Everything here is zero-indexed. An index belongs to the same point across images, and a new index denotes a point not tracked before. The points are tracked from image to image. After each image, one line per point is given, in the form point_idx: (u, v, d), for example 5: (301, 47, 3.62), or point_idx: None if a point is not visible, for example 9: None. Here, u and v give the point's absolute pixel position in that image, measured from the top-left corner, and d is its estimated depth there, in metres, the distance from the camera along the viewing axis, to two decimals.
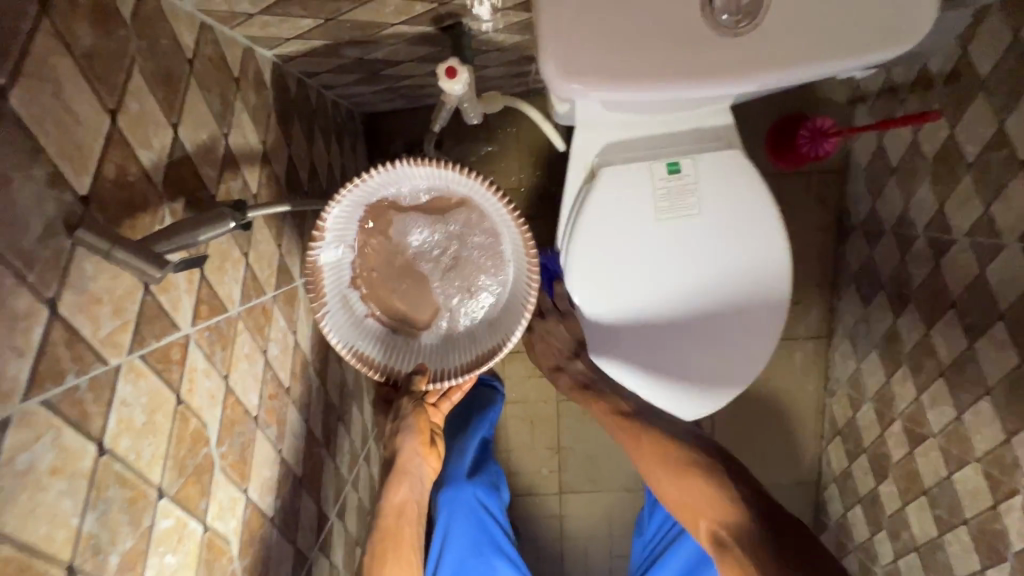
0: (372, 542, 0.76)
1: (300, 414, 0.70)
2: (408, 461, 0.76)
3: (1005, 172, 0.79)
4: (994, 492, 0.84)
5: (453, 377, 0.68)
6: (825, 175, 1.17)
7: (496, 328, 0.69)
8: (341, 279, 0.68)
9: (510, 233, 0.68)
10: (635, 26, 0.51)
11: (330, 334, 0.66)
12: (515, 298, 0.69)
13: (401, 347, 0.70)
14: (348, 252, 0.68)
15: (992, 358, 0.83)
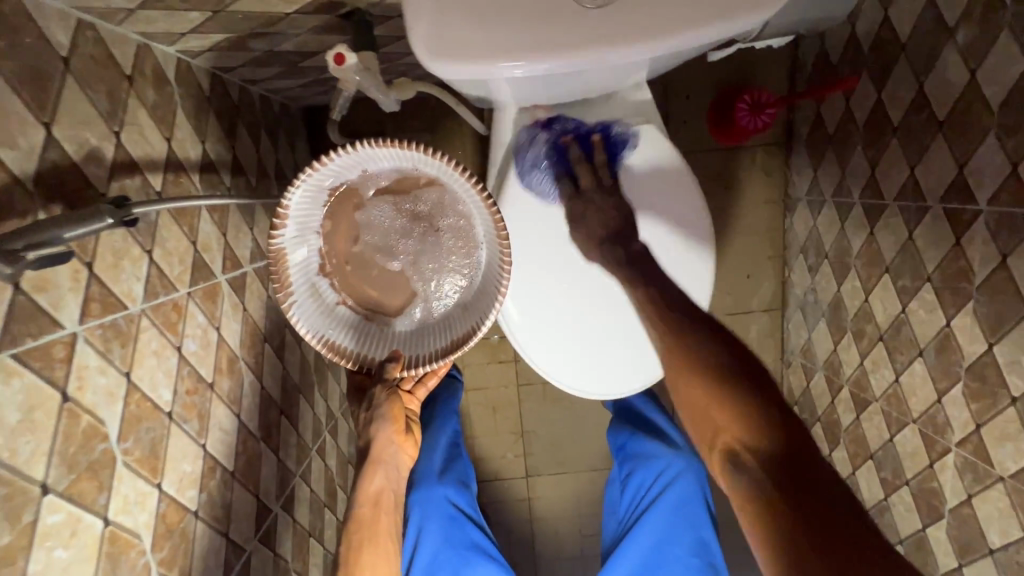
0: (347, 536, 0.72)
1: (229, 408, 0.71)
2: (382, 449, 0.74)
3: (926, 135, 0.80)
4: (930, 452, 0.85)
5: (428, 363, 0.71)
6: (769, 147, 1.17)
7: (470, 314, 0.72)
8: (308, 268, 0.70)
9: (480, 217, 0.70)
10: (498, 5, 0.52)
11: (299, 324, 0.67)
12: (487, 282, 0.72)
13: (375, 335, 0.73)
14: (315, 239, 0.70)
15: (923, 319, 0.84)
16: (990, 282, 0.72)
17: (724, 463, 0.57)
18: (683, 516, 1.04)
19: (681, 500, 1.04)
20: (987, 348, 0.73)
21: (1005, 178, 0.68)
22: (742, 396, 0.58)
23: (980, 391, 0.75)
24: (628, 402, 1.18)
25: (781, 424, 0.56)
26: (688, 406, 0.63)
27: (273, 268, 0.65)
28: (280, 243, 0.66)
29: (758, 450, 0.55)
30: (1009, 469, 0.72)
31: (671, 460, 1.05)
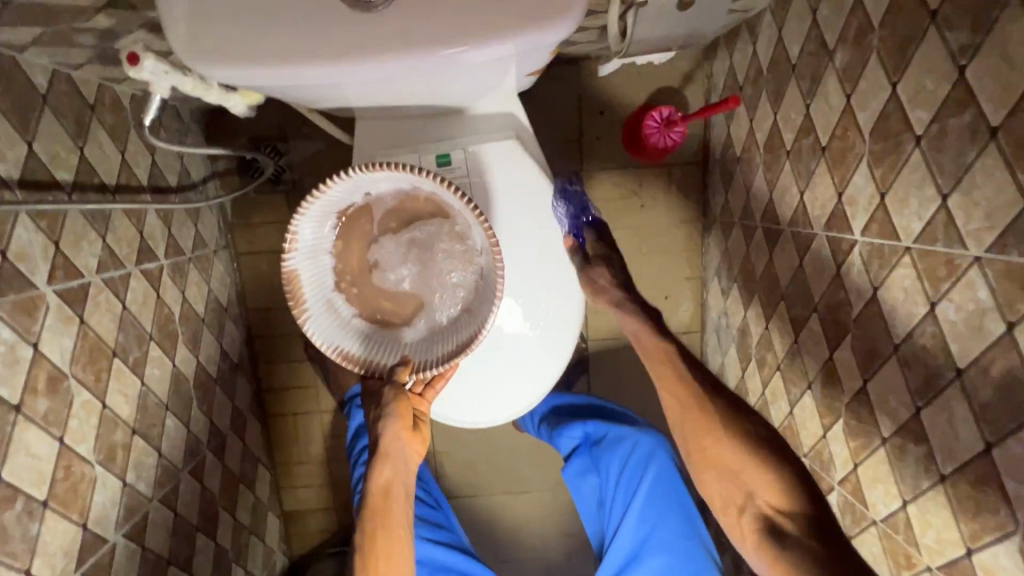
0: (361, 524, 0.72)
1: (47, 431, 0.65)
2: (389, 444, 0.73)
3: (812, 159, 0.77)
4: (818, 489, 0.82)
5: (436, 367, 0.65)
6: (687, 166, 1.15)
7: (476, 316, 0.65)
8: (324, 284, 0.64)
9: (476, 229, 0.64)
10: (265, 6, 0.49)
11: (314, 334, 0.62)
12: (490, 283, 0.65)
13: (385, 340, 0.66)
14: (329, 258, 0.65)
15: (812, 350, 0.81)
16: (863, 315, 0.69)
17: (760, 532, 0.71)
18: (665, 502, 0.99)
19: (657, 484, 0.98)
20: (861, 384, 0.70)
21: (875, 208, 0.65)
22: (772, 465, 0.72)
23: (857, 429, 0.72)
24: (570, 401, 1.11)
25: (764, 437, 0.74)
26: (707, 456, 0.76)
27: (285, 284, 0.61)
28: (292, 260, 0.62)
29: (794, 518, 0.69)
30: (881, 513, 0.69)
31: (635, 444, 1.00)
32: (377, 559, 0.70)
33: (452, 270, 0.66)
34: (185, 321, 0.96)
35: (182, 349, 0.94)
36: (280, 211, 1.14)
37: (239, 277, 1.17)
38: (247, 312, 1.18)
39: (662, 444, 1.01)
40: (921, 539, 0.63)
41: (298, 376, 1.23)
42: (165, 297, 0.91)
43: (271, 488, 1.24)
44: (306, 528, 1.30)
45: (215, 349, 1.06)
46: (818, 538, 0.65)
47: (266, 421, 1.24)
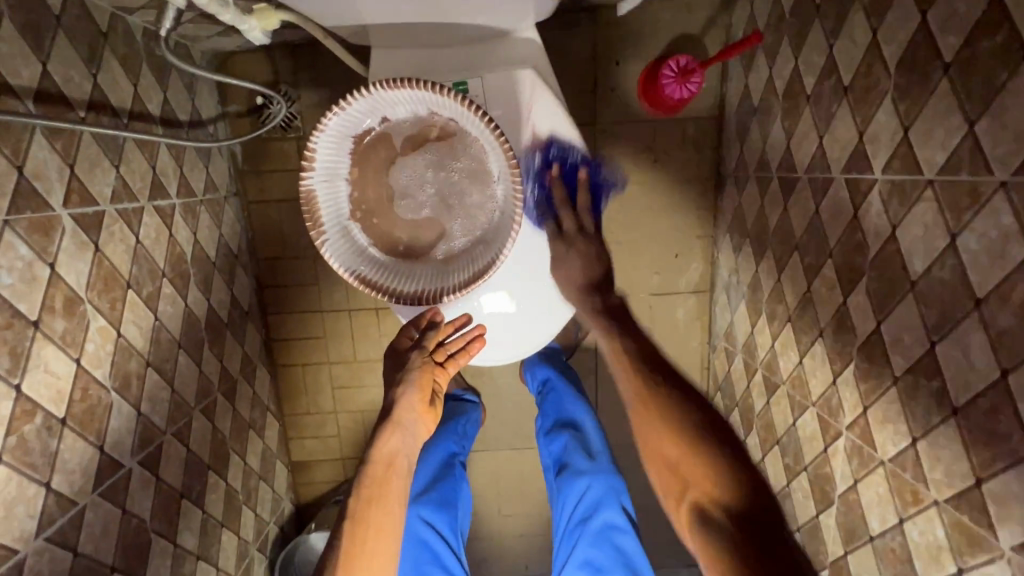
0: (359, 488, 0.77)
1: (65, 351, 0.66)
2: (402, 412, 0.81)
3: (834, 101, 0.75)
4: (825, 436, 0.82)
5: (452, 295, 0.65)
6: (702, 122, 1.13)
7: (491, 245, 0.66)
8: (340, 210, 0.65)
9: (495, 154, 0.64)
10: None
11: (331, 259, 0.64)
12: (507, 212, 0.65)
13: (401, 269, 0.67)
14: (345, 184, 0.65)
15: (825, 298, 0.81)
16: (881, 256, 0.68)
17: (692, 518, 0.66)
18: (606, 543, 0.96)
19: (600, 526, 0.97)
20: (875, 326, 0.70)
21: (897, 144, 0.64)
22: (723, 476, 0.65)
23: (869, 371, 0.72)
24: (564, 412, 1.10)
25: (733, 453, 0.67)
26: (656, 441, 0.72)
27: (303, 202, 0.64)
28: (311, 182, 0.63)
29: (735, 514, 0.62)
30: (889, 453, 0.69)
31: (586, 482, 0.99)
32: (370, 524, 0.74)
33: (468, 200, 0.66)
34: (197, 262, 0.97)
35: (193, 289, 0.95)
36: (290, 160, 1.14)
37: (250, 226, 1.17)
38: (257, 261, 1.19)
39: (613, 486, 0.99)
40: (929, 475, 0.63)
41: (307, 327, 1.23)
42: (178, 236, 0.91)
43: (280, 437, 1.25)
44: (313, 478, 1.32)
45: (226, 295, 1.06)
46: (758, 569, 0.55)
47: (275, 371, 1.25)
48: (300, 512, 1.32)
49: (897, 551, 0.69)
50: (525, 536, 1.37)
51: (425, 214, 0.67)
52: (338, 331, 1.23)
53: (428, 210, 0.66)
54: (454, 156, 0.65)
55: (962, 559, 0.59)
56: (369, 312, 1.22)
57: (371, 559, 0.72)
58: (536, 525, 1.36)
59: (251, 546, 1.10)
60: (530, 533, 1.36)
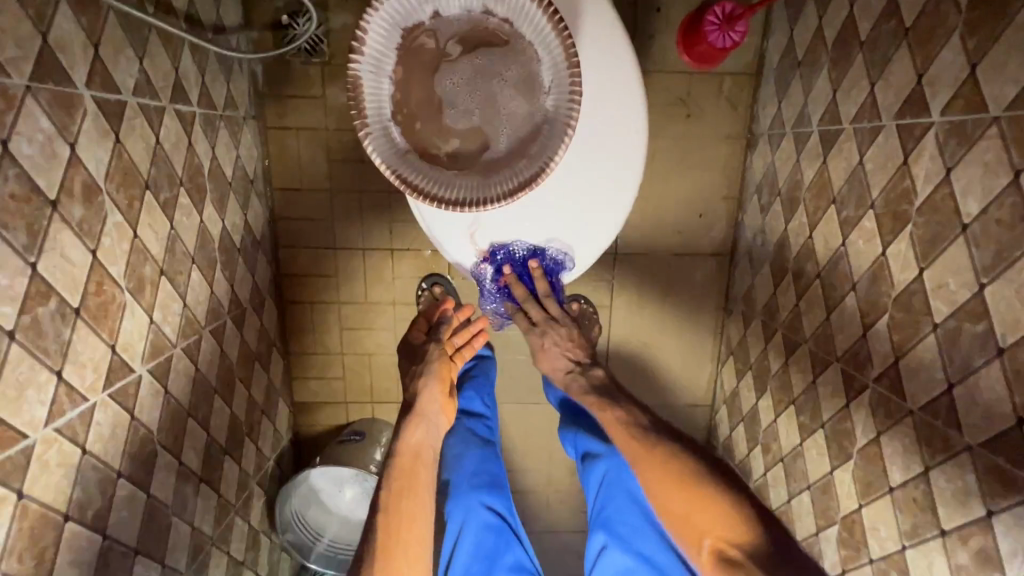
0: (388, 483, 0.77)
1: (82, 240, 0.63)
2: (425, 405, 0.86)
3: (891, 45, 0.73)
4: (848, 391, 0.82)
5: (497, 202, 0.67)
6: (739, 78, 1.11)
7: (539, 155, 0.67)
8: (386, 107, 0.65)
9: (548, 61, 0.65)
10: None
11: (379, 155, 0.64)
12: (556, 121, 0.67)
13: (445, 174, 0.67)
14: (391, 79, 0.65)
15: (860, 251, 0.79)
16: (929, 201, 0.67)
17: (715, 566, 0.61)
18: (643, 522, 0.88)
19: (629, 502, 0.89)
20: (916, 275, 0.69)
21: (962, 83, 0.63)
22: (726, 504, 0.65)
23: (904, 321, 0.71)
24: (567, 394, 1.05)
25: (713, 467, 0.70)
26: (658, 503, 0.69)
27: (351, 95, 0.63)
28: (359, 77, 0.63)
29: (746, 551, 0.60)
30: (920, 402, 0.69)
31: (603, 464, 0.91)
32: (405, 514, 0.73)
33: (515, 111, 0.67)
34: (214, 178, 0.93)
35: (208, 206, 0.92)
36: (313, 86, 1.10)
37: (266, 153, 1.13)
38: (271, 191, 1.15)
39: (629, 462, 0.91)
40: (964, 420, 0.62)
41: (319, 264, 1.20)
42: (196, 147, 0.88)
43: (284, 375, 1.23)
44: (315, 420, 1.30)
45: (240, 220, 1.03)
46: (778, 563, 0.57)
47: (283, 307, 1.22)
48: (298, 452, 1.30)
49: (918, 500, 0.69)
50: (524, 490, 1.37)
51: (471, 122, 0.67)
52: (351, 270, 1.21)
53: (475, 117, 0.67)
54: (505, 63, 0.66)
55: (992, 501, 0.59)
56: (385, 252, 1.19)
57: (409, 546, 0.70)
58: (537, 480, 1.36)
59: (251, 479, 1.08)
60: (529, 488, 1.36)
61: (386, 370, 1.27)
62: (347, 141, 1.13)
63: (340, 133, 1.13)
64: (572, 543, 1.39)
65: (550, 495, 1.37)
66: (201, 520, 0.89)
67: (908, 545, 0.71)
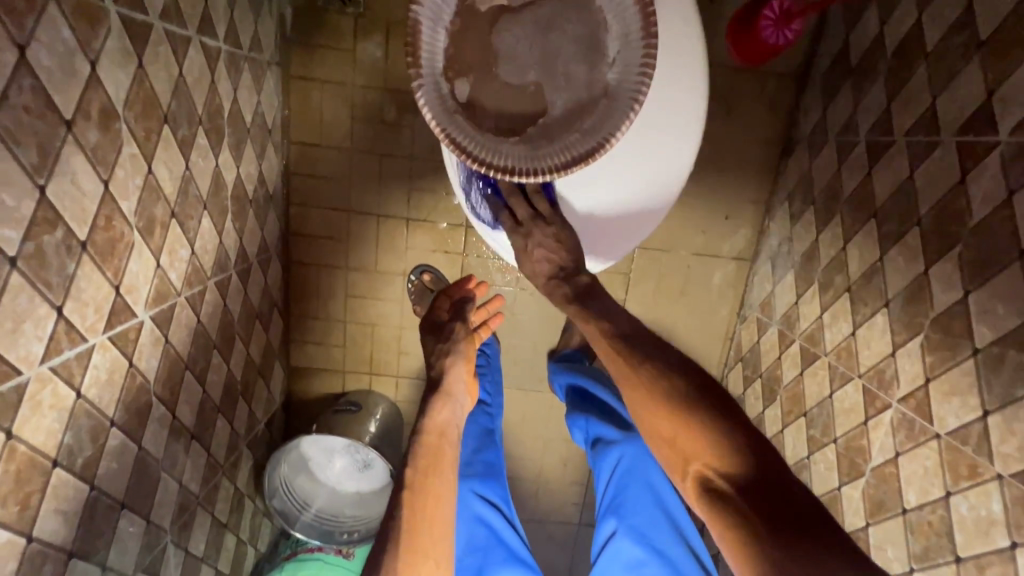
0: (414, 462, 0.76)
1: (95, 168, 0.58)
2: (451, 384, 0.85)
3: (961, 58, 0.71)
4: (868, 408, 0.80)
5: (549, 175, 0.65)
6: (783, 80, 1.09)
7: (595, 131, 0.65)
8: (440, 61, 0.62)
9: (618, 33, 0.64)
10: None
11: (429, 111, 0.62)
12: (618, 97, 0.64)
13: (495, 139, 0.65)
14: (447, 32, 0.62)
15: (899, 268, 0.77)
16: (986, 223, 0.65)
17: (697, 490, 0.60)
18: (657, 513, 0.88)
19: (643, 493, 0.88)
20: (960, 297, 0.67)
21: None
22: (709, 429, 0.62)
23: (941, 343, 0.69)
24: (575, 383, 1.05)
25: (700, 387, 0.66)
26: (646, 425, 0.67)
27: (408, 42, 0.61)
28: (418, 25, 0.60)
29: (732, 477, 0.58)
30: (947, 426, 0.67)
31: (619, 453, 0.91)
32: (431, 493, 0.73)
33: (574, 82, 0.65)
34: (232, 122, 0.88)
35: (224, 150, 0.86)
36: (343, 38, 1.05)
37: (286, 103, 1.08)
38: (287, 143, 1.10)
39: (645, 452, 0.91)
40: (996, 448, 0.61)
41: (330, 226, 1.15)
42: (218, 86, 0.82)
43: (282, 337, 1.19)
44: (310, 386, 1.26)
45: (254, 170, 0.98)
46: (768, 503, 0.55)
47: (287, 267, 1.17)
48: (289, 417, 1.27)
49: (934, 524, 0.68)
50: (515, 476, 1.35)
51: (528, 88, 0.65)
52: (364, 236, 1.16)
53: (532, 84, 0.65)
54: (570, 31, 0.64)
55: (1019, 533, 0.58)
56: (400, 221, 1.15)
57: (433, 524, 0.70)
58: (528, 468, 1.34)
59: (241, 440, 1.04)
60: (520, 475, 1.35)
61: (389, 342, 1.23)
62: (373, 99, 1.08)
63: (367, 91, 1.08)
64: (557, 534, 1.38)
65: (541, 483, 1.35)
66: (189, 478, 0.85)
67: (917, 568, 0.71)
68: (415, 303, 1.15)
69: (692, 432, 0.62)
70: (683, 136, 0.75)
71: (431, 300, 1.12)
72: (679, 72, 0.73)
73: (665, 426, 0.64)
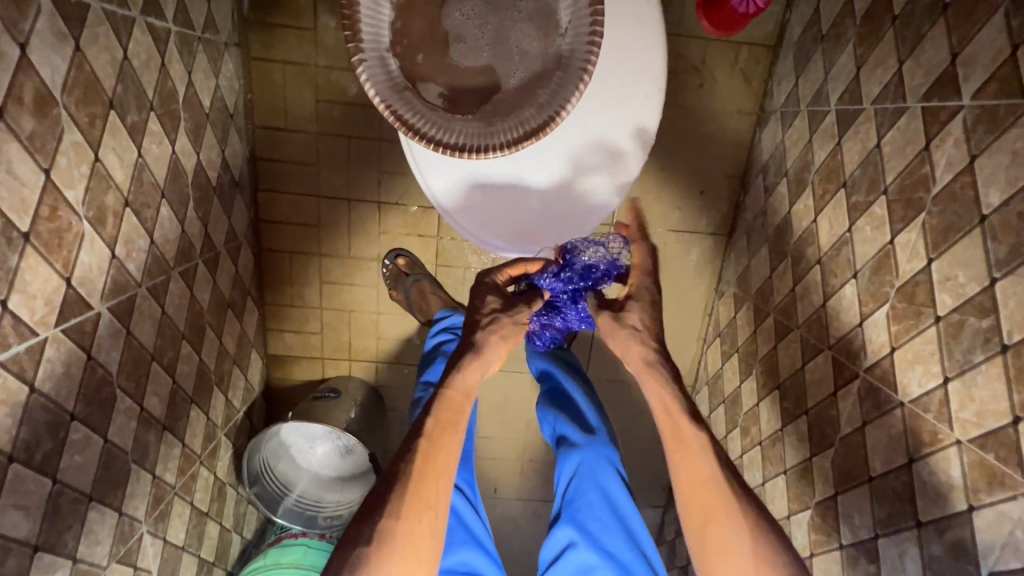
0: (436, 413, 0.73)
1: (33, 156, 0.56)
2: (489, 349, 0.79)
3: (927, 20, 0.69)
4: (837, 379, 0.81)
5: (501, 151, 0.64)
6: (756, 50, 1.07)
7: (548, 103, 0.64)
8: (382, 34, 0.61)
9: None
10: None
11: (372, 87, 0.61)
12: (570, 68, 0.63)
13: (444, 115, 0.63)
14: (389, 4, 0.61)
15: (867, 238, 0.77)
16: (949, 190, 0.64)
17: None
18: (613, 519, 0.88)
19: (601, 497, 0.89)
20: (924, 265, 0.67)
21: (999, 64, 0.59)
22: None
23: (905, 312, 0.69)
24: (552, 379, 1.06)
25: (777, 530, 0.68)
26: (701, 519, 0.69)
27: (347, 16, 0.59)
28: (356, 2, 0.59)
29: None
30: (911, 394, 0.68)
31: (579, 455, 0.92)
32: (443, 449, 0.71)
33: (525, 52, 0.64)
34: (189, 106, 0.86)
35: (182, 136, 0.84)
36: (304, 16, 1.02)
37: (248, 86, 1.05)
38: (251, 128, 1.08)
39: (604, 456, 0.92)
40: (956, 414, 0.62)
41: (301, 212, 1.14)
42: (170, 70, 0.80)
43: (257, 325, 1.18)
44: (289, 374, 1.26)
45: (217, 156, 0.96)
46: None
47: (258, 255, 1.16)
48: (269, 405, 1.27)
49: (897, 491, 0.69)
50: (498, 457, 1.36)
51: (478, 61, 0.63)
52: (335, 221, 1.14)
53: (482, 56, 0.63)
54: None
55: (975, 496, 0.59)
56: (371, 205, 1.13)
57: (440, 477, 0.70)
58: (512, 449, 1.35)
59: (218, 430, 1.04)
60: (504, 455, 1.36)
61: (366, 328, 1.23)
62: (338, 80, 1.06)
63: (331, 72, 1.05)
64: (542, 513, 1.39)
65: (524, 463, 1.36)
66: (163, 469, 0.85)
67: (881, 534, 0.72)
68: (389, 287, 1.15)
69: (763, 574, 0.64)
70: (647, 85, 0.74)
71: (406, 284, 1.12)
72: (634, 29, 0.73)
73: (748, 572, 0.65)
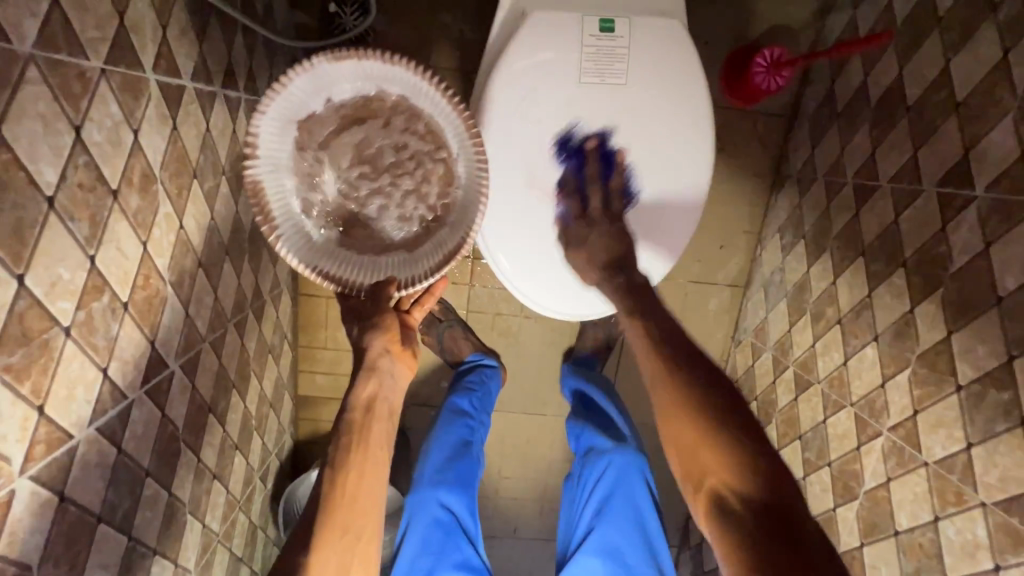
0: (336, 441, 0.66)
1: (136, 232, 0.60)
2: (377, 358, 0.73)
3: (938, 115, 0.77)
4: (860, 435, 0.86)
5: (424, 279, 0.75)
6: (773, 118, 1.15)
7: (458, 226, 0.77)
8: (287, 203, 0.73)
9: (455, 134, 0.76)
10: None
11: (291, 256, 0.72)
12: (471, 196, 0.77)
13: (366, 261, 0.76)
14: (287, 176, 0.73)
15: (887, 305, 0.83)
16: (965, 271, 0.71)
17: (711, 507, 0.59)
18: (639, 521, 0.92)
19: (628, 501, 0.93)
20: (944, 336, 0.73)
21: (1009, 163, 0.67)
22: (731, 446, 0.59)
23: (927, 378, 0.75)
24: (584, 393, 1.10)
25: (726, 402, 0.62)
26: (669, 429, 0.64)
27: (255, 205, 0.70)
28: (257, 181, 0.70)
29: (746, 501, 0.56)
30: (935, 456, 0.73)
31: (608, 462, 0.95)
32: (352, 472, 0.63)
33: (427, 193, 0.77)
34: None
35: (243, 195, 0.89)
36: None
37: None
38: None
39: (636, 465, 0.94)
40: (980, 478, 0.67)
41: None
42: (239, 136, 0.85)
43: (291, 367, 1.20)
44: (317, 415, 1.28)
45: None
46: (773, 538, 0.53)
47: (295, 299, 1.19)
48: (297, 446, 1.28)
49: (924, 546, 0.74)
50: (518, 497, 1.38)
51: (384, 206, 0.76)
52: None
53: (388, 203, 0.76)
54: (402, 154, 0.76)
55: (1001, 556, 0.64)
56: None
57: (356, 502, 0.62)
58: (531, 489, 1.38)
59: (255, 474, 1.05)
60: (525, 495, 1.38)
61: None
62: None
63: None
64: None
65: (544, 503, 1.38)
66: (211, 518, 0.87)
67: None
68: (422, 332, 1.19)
69: (700, 432, 0.60)
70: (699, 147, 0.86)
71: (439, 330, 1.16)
72: (688, 103, 0.85)
73: (688, 435, 0.61)
